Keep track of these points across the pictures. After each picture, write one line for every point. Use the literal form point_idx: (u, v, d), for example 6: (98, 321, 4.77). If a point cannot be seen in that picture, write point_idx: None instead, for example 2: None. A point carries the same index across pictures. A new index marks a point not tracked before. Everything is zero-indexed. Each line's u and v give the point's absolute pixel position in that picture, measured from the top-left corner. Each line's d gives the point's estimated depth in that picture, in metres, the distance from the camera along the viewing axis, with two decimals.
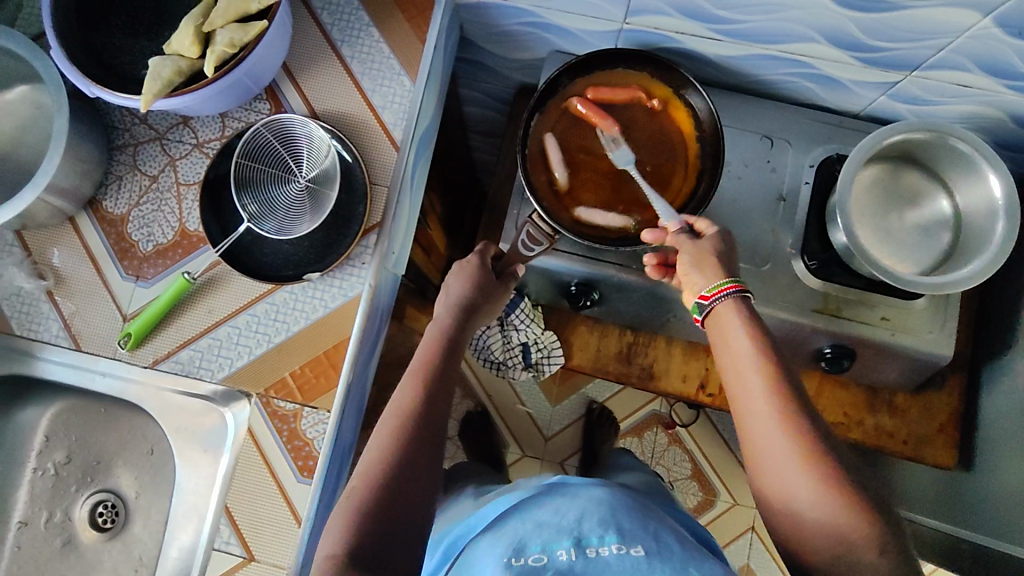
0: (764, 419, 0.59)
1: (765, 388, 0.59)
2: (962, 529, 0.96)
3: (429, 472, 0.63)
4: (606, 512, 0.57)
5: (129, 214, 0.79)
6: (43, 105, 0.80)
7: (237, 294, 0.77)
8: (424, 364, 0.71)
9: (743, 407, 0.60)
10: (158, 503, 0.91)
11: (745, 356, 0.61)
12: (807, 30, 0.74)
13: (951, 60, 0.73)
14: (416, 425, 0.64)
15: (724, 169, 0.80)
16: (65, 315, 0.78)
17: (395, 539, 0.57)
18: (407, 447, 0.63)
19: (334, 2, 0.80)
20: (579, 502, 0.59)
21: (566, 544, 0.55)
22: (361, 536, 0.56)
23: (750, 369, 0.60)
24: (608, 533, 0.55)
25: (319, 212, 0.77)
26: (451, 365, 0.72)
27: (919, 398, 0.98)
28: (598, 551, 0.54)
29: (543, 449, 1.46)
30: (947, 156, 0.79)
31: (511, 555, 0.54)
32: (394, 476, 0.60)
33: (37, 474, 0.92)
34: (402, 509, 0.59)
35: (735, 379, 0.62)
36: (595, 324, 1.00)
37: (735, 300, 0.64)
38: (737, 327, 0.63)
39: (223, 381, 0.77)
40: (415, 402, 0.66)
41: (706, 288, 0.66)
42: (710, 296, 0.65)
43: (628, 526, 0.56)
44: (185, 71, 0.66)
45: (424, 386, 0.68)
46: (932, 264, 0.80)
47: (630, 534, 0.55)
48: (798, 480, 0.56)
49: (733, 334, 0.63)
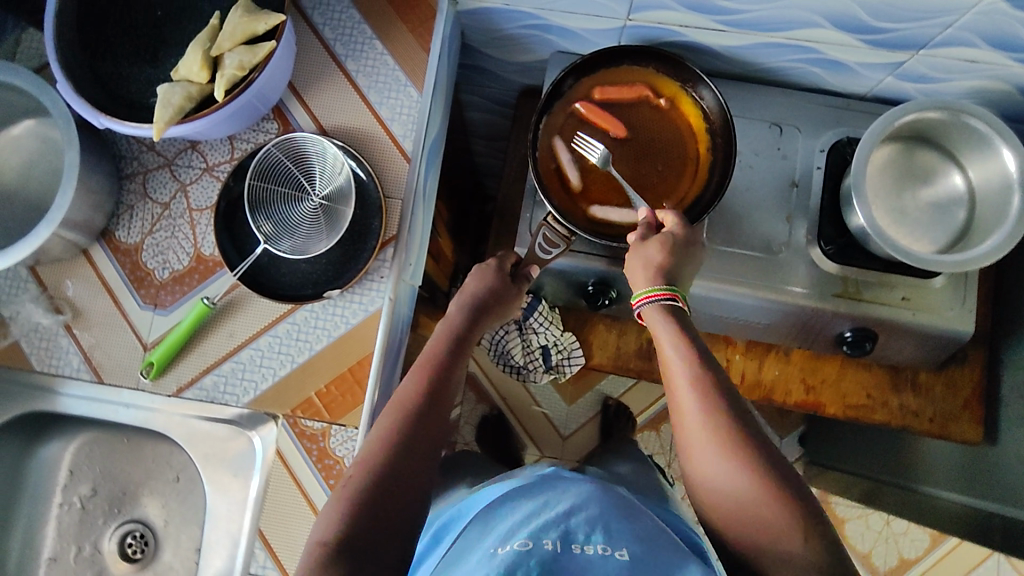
0: (693, 411, 0.62)
1: (692, 385, 0.63)
2: (975, 498, 0.96)
3: (426, 466, 0.61)
4: (595, 511, 0.56)
5: (142, 243, 0.79)
6: (50, 138, 0.80)
7: (258, 316, 0.77)
8: (429, 360, 0.70)
9: (677, 403, 0.64)
10: (188, 530, 0.91)
11: (673, 354, 0.65)
12: (812, 16, 0.74)
13: (958, 37, 0.73)
14: (416, 419, 0.64)
15: (735, 160, 0.80)
16: (85, 348, 0.78)
17: (386, 529, 0.56)
18: (405, 438, 0.61)
19: (335, 17, 0.80)
20: (569, 498, 0.58)
21: (553, 535, 0.53)
22: (353, 523, 0.55)
23: (680, 367, 0.64)
24: (595, 533, 0.54)
25: (335, 230, 0.77)
26: (456, 363, 0.71)
27: (942, 375, 0.98)
28: (583, 548, 0.52)
29: (561, 448, 1.46)
30: (959, 133, 0.79)
31: (497, 545, 0.52)
32: (390, 467, 0.59)
33: (63, 509, 0.91)
34: (397, 500, 0.58)
35: (670, 379, 0.66)
36: (614, 322, 0.99)
37: (660, 305, 0.69)
38: (666, 330, 0.67)
39: (249, 405, 0.76)
40: (416, 394, 0.66)
41: (638, 291, 0.71)
42: (637, 301, 0.71)
43: (616, 529, 0.54)
44: (195, 96, 0.66)
45: (428, 382, 0.67)
46: (949, 242, 0.80)
47: (615, 536, 0.54)
48: (722, 468, 0.59)
49: (663, 336, 0.67)
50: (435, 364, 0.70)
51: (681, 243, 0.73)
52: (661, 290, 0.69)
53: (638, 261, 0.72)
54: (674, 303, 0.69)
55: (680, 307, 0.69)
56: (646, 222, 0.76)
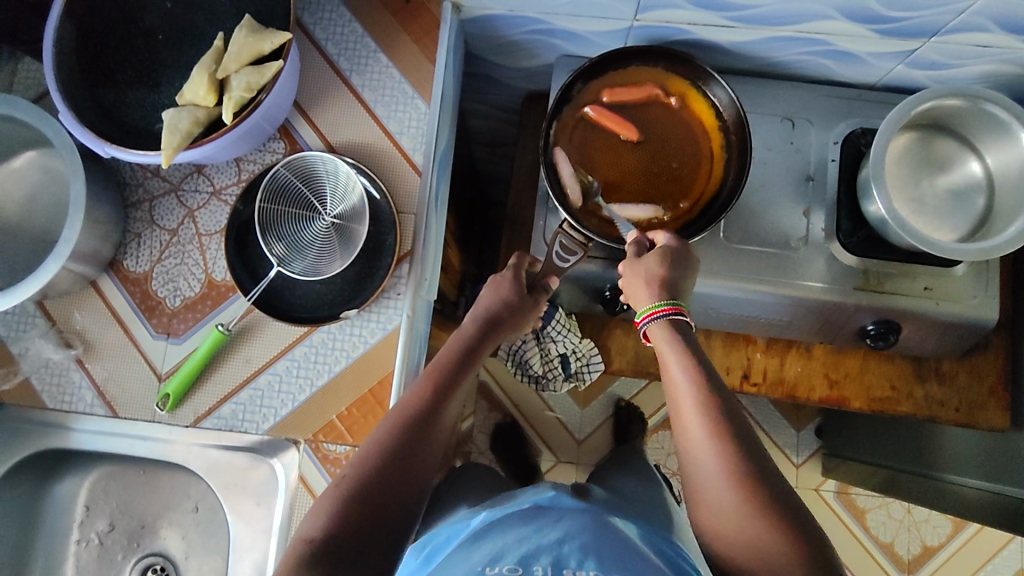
0: (697, 432, 0.62)
1: (695, 401, 0.63)
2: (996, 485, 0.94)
3: (419, 473, 0.62)
4: (588, 538, 0.53)
5: (152, 271, 0.77)
6: (53, 169, 0.78)
7: (273, 340, 0.75)
8: (438, 368, 0.69)
9: (682, 418, 0.63)
10: (210, 561, 0.89)
11: (677, 370, 0.65)
12: (824, 8, 0.73)
13: (973, 23, 0.72)
14: (416, 428, 0.64)
15: (751, 156, 0.79)
16: (98, 382, 0.76)
17: (372, 531, 0.58)
18: (402, 444, 0.62)
19: (338, 31, 0.78)
20: (563, 523, 0.55)
21: (544, 561, 0.51)
22: (342, 521, 0.57)
23: (683, 383, 0.64)
24: (587, 559, 0.51)
25: (349, 248, 0.75)
26: (463, 374, 0.70)
27: (965, 363, 0.97)
28: (574, 574, 0.50)
29: (578, 454, 1.44)
30: (977, 120, 0.78)
31: (486, 565, 0.51)
32: (384, 471, 0.60)
33: (81, 546, 0.89)
34: (387, 502, 0.59)
35: (672, 394, 0.65)
36: (632, 326, 0.98)
37: (663, 323, 0.68)
38: (670, 349, 0.66)
39: (269, 432, 0.74)
40: (418, 406, 0.65)
41: (640, 309, 0.70)
42: (641, 320, 0.70)
43: (611, 556, 0.52)
44: (203, 120, 0.65)
45: (433, 392, 0.67)
46: (970, 229, 0.79)
47: (608, 564, 0.51)
48: (722, 488, 0.59)
49: (666, 352, 0.67)
50: (442, 373, 0.69)
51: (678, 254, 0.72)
52: (662, 305, 0.68)
53: (637, 277, 0.71)
54: (677, 318, 0.68)
55: (683, 321, 0.68)
56: (636, 241, 0.75)
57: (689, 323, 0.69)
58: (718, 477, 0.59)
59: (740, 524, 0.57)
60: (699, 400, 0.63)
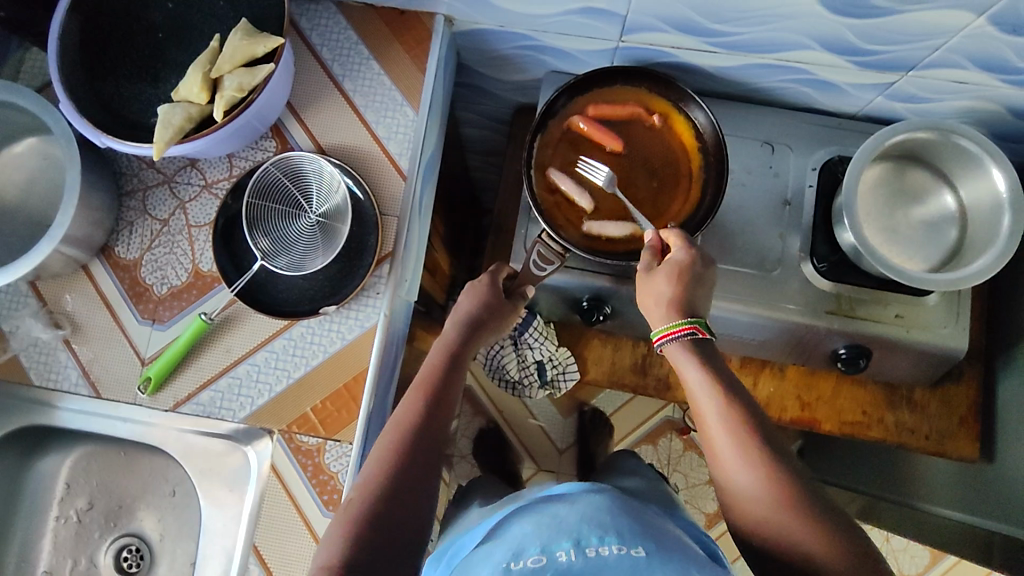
0: (725, 441, 0.64)
1: (719, 418, 0.65)
2: (974, 517, 0.96)
3: (425, 483, 0.64)
4: (605, 515, 0.56)
5: (142, 258, 0.80)
6: (52, 156, 0.81)
7: (253, 331, 0.77)
8: (428, 377, 0.72)
9: (709, 426, 0.66)
10: (183, 544, 0.91)
11: (701, 388, 0.66)
12: (802, 39, 0.75)
13: (947, 60, 0.74)
14: (414, 437, 0.66)
15: (729, 177, 0.81)
16: (83, 363, 0.78)
17: (389, 547, 0.59)
18: (404, 457, 0.65)
19: (334, 38, 0.81)
20: (578, 505, 0.58)
21: (566, 544, 0.53)
22: (358, 543, 0.59)
23: (706, 393, 0.66)
24: (607, 535, 0.54)
25: (332, 246, 0.78)
26: (453, 381, 0.73)
27: (936, 391, 0.98)
28: (598, 550, 0.53)
29: (557, 461, 1.46)
30: (950, 154, 0.80)
31: (510, 561, 0.53)
32: (391, 488, 0.63)
33: (59, 523, 0.91)
34: (400, 517, 0.61)
35: (697, 406, 0.67)
36: (609, 337, 1.00)
37: (683, 342, 0.69)
38: (688, 363, 0.68)
39: (245, 420, 0.77)
40: (416, 415, 0.68)
41: (657, 328, 0.71)
42: (659, 339, 0.70)
43: (627, 527, 0.55)
44: (196, 117, 0.68)
45: (425, 401, 0.70)
46: (941, 260, 0.81)
47: (627, 536, 0.54)
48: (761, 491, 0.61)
49: (689, 371, 0.68)
50: (434, 382, 0.72)
51: (689, 270, 0.72)
52: (682, 324, 0.69)
53: (649, 298, 0.72)
54: (696, 336, 0.69)
55: (702, 339, 0.69)
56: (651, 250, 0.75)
57: (710, 339, 0.70)
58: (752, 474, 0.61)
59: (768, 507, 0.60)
60: (722, 412, 0.65)
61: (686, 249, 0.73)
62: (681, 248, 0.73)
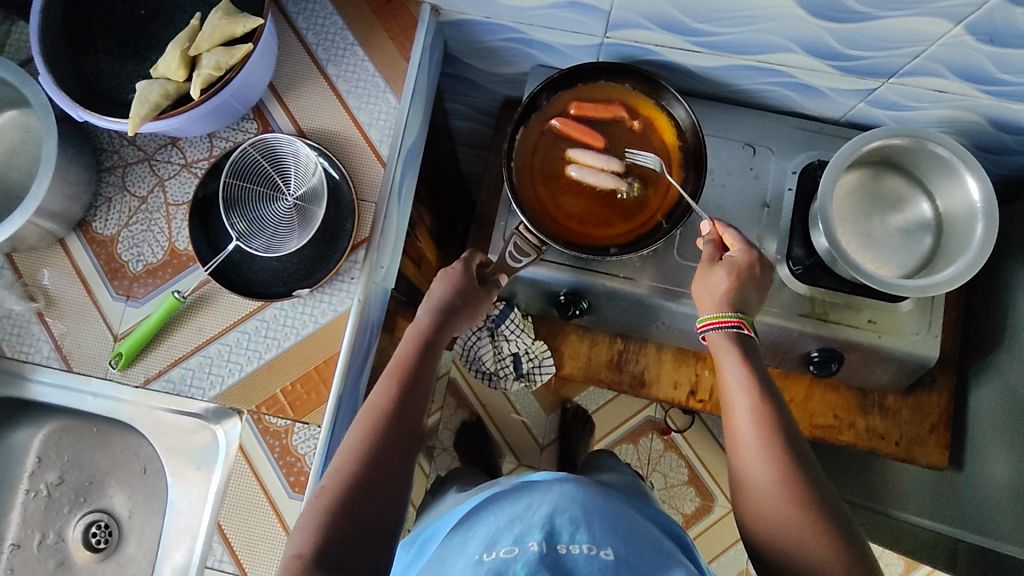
0: (761, 456, 0.64)
1: (750, 415, 0.66)
2: (940, 523, 0.98)
3: (399, 473, 0.64)
4: (579, 509, 0.56)
5: (118, 235, 0.80)
6: (32, 129, 0.82)
7: (227, 311, 0.78)
8: (402, 364, 0.71)
9: (739, 433, 0.67)
10: (151, 522, 0.91)
11: (743, 382, 0.67)
12: (784, 41, 0.76)
13: (926, 68, 0.75)
14: (387, 428, 0.66)
15: (706, 177, 0.82)
16: (56, 336, 0.78)
17: (359, 537, 0.60)
18: (378, 448, 0.64)
19: (320, 22, 0.82)
20: (551, 495, 0.58)
21: (537, 536, 0.53)
22: (330, 535, 0.59)
23: (742, 392, 0.67)
24: (580, 532, 0.54)
25: (307, 228, 0.78)
26: (428, 370, 0.72)
27: (909, 398, 0.98)
28: (569, 548, 0.53)
29: (537, 458, 1.44)
30: (926, 160, 0.80)
31: (483, 552, 0.53)
32: (363, 478, 0.62)
33: (29, 496, 0.91)
34: (371, 508, 0.62)
35: (730, 404, 0.68)
36: (586, 333, 1.01)
37: (728, 333, 0.70)
38: (730, 357, 0.69)
39: (214, 399, 0.77)
40: (389, 403, 0.68)
41: (704, 315, 0.73)
42: (703, 326, 0.72)
43: (599, 526, 0.55)
44: (172, 95, 0.69)
45: (399, 389, 0.69)
46: (916, 267, 0.81)
47: (599, 535, 0.54)
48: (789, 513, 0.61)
49: (730, 363, 0.69)
50: (407, 370, 0.71)
51: (748, 268, 0.72)
52: (725, 317, 0.70)
53: (704, 289, 0.74)
54: (739, 331, 0.70)
55: (744, 334, 0.70)
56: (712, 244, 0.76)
57: (753, 337, 0.71)
58: (769, 478, 0.63)
59: (795, 538, 0.60)
60: (753, 407, 0.66)
61: (747, 250, 0.73)
62: (742, 249, 0.74)
